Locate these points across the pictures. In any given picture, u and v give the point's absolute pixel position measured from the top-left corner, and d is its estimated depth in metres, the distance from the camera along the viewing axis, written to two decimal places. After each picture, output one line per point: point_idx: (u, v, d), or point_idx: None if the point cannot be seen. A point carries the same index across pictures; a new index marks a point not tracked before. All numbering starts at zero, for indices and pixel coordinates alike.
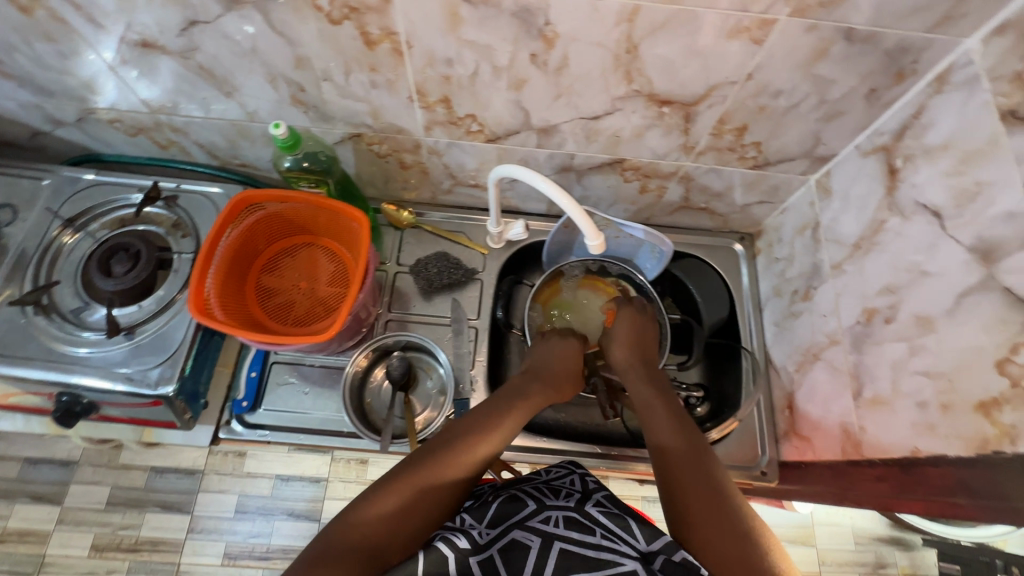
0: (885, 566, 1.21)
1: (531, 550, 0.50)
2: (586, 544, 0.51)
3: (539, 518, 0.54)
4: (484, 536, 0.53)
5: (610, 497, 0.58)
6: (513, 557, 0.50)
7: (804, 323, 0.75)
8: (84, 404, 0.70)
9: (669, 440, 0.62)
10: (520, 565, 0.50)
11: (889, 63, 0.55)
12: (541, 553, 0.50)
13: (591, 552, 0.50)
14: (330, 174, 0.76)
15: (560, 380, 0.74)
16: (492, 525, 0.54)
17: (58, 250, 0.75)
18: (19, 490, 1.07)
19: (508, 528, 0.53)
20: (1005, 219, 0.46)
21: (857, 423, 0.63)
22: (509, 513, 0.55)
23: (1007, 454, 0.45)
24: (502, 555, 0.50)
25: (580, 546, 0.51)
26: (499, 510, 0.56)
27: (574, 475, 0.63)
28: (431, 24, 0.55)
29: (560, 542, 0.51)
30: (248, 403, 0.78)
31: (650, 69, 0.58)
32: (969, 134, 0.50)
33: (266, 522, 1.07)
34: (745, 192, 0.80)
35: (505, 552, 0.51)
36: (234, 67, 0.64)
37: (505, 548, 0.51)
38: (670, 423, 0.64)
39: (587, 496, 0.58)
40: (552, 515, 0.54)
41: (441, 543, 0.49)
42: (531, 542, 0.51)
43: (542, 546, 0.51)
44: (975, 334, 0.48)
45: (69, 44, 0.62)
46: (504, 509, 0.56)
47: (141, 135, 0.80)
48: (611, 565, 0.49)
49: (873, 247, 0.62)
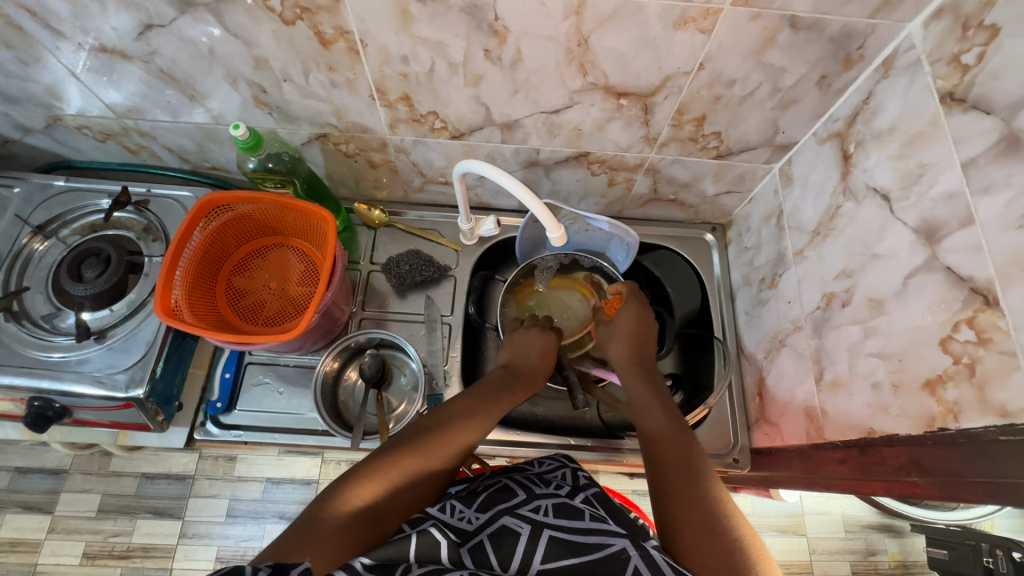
0: (876, 553, 1.23)
1: (521, 536, 0.51)
2: (575, 527, 0.51)
3: (528, 508, 0.54)
4: (474, 521, 0.54)
5: (599, 494, 0.58)
6: (503, 544, 0.50)
7: (771, 310, 0.75)
8: (57, 408, 0.70)
9: (660, 430, 0.61)
10: (510, 551, 0.50)
11: (836, 49, 0.55)
12: (530, 538, 0.50)
13: (580, 535, 0.50)
14: (295, 173, 0.78)
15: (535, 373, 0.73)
16: (483, 514, 0.54)
17: (29, 256, 0.76)
18: (9, 500, 1.13)
19: (497, 516, 0.54)
20: (946, 199, 0.46)
21: (820, 407, 0.63)
22: (500, 503, 0.55)
23: (952, 431, 0.46)
24: (492, 542, 0.51)
25: (569, 531, 0.51)
26: (489, 501, 0.56)
27: (565, 470, 0.64)
28: (383, 23, 0.56)
29: (549, 528, 0.51)
30: (222, 404, 0.78)
31: (603, 61, 0.59)
32: (913, 117, 0.51)
33: (257, 525, 1.14)
34: (712, 183, 0.81)
35: (494, 539, 0.51)
36: (195, 70, 0.64)
37: (494, 534, 0.51)
38: (662, 412, 0.64)
39: (578, 489, 0.59)
40: (542, 505, 0.54)
41: (433, 528, 0.49)
42: (521, 528, 0.51)
43: (531, 532, 0.51)
44: (921, 314, 0.49)
45: (29, 52, 0.63)
46: (493, 498, 0.56)
47: (110, 141, 0.80)
48: (600, 545, 0.49)
49: (830, 232, 0.63)
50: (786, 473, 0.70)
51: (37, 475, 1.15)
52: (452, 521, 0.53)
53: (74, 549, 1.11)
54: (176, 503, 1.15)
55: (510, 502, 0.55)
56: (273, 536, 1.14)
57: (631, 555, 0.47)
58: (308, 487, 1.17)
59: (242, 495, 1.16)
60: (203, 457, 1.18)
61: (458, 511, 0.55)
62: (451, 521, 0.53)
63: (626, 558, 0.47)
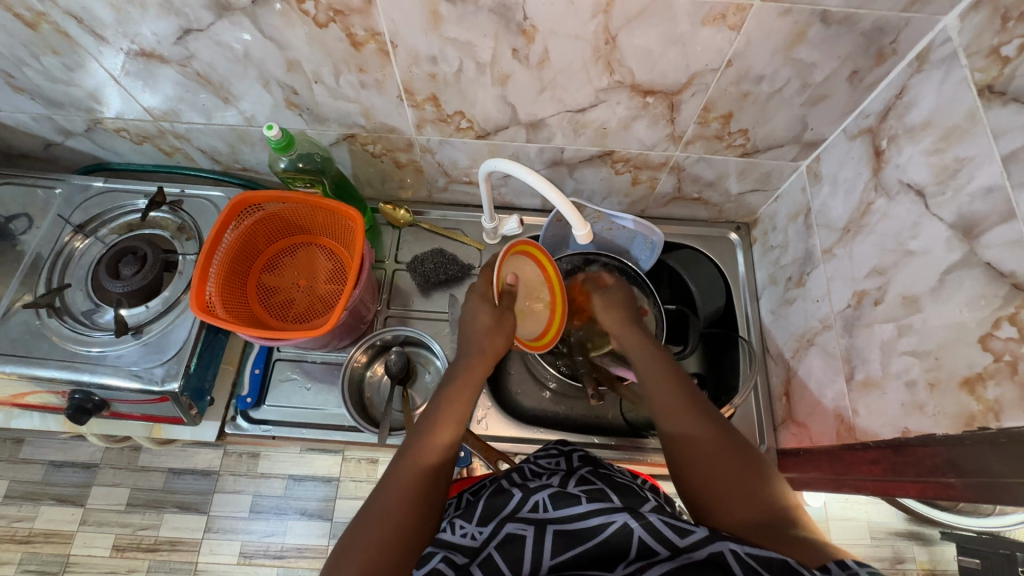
0: (904, 561, 1.20)
1: (527, 539, 0.49)
2: (575, 515, 0.50)
3: (529, 509, 0.52)
4: (479, 536, 0.52)
5: (593, 471, 0.60)
6: (512, 550, 0.49)
7: (798, 309, 0.75)
8: (96, 401, 0.73)
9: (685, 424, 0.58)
10: (519, 554, 0.49)
11: (867, 44, 0.55)
12: (537, 538, 0.49)
13: (581, 521, 0.49)
14: (324, 173, 0.79)
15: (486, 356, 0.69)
16: (487, 527, 0.53)
17: (70, 254, 0.79)
18: (44, 492, 1.17)
19: (501, 525, 0.52)
20: (984, 194, 0.46)
21: (850, 407, 0.62)
22: (501, 509, 0.53)
23: (992, 430, 0.45)
24: (500, 549, 0.49)
25: (570, 521, 0.50)
26: (489, 508, 0.54)
27: (560, 457, 0.64)
28: (414, 23, 0.57)
29: (551, 523, 0.50)
30: (251, 399, 0.80)
31: (630, 59, 0.59)
32: (949, 111, 0.50)
33: (281, 521, 1.16)
34: (737, 181, 0.80)
35: (502, 547, 0.49)
36: (230, 73, 0.66)
37: (501, 543, 0.50)
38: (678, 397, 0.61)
39: (572, 473, 0.60)
40: (540, 501, 0.52)
41: (441, 564, 0.48)
42: (526, 532, 0.50)
43: (536, 532, 0.50)
44: (958, 311, 0.48)
45: (74, 57, 0.65)
46: (493, 504, 0.54)
47: (146, 142, 0.83)
48: (602, 526, 0.48)
49: (861, 230, 0.62)
50: (813, 474, 0.69)
51: (71, 468, 1.19)
52: (456, 540, 0.52)
53: (104, 541, 1.14)
54: (202, 498, 1.18)
55: (509, 507, 0.53)
56: (296, 532, 1.16)
57: (634, 528, 0.47)
58: (330, 485, 1.19)
59: (265, 491, 1.18)
60: (228, 453, 1.21)
61: (460, 527, 0.53)
62: (455, 540, 0.52)
63: (630, 531, 0.47)
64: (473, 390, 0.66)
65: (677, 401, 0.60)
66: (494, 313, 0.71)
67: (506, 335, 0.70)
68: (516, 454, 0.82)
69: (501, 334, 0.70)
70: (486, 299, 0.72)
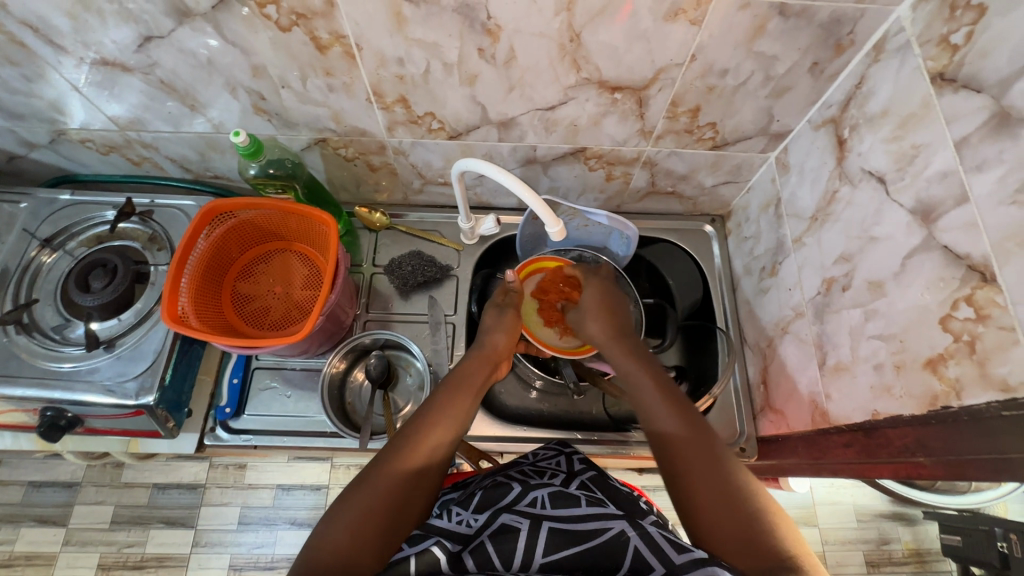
0: (889, 542, 1.23)
1: (520, 532, 0.50)
2: (573, 516, 0.51)
3: (526, 503, 0.53)
4: (473, 524, 0.52)
5: (595, 477, 0.60)
6: (503, 541, 0.49)
7: (772, 299, 0.76)
8: (68, 417, 0.71)
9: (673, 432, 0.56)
10: (511, 548, 0.48)
11: (826, 35, 0.56)
12: (531, 532, 0.50)
13: (578, 522, 0.50)
14: (296, 178, 0.77)
15: (497, 356, 0.71)
16: (482, 515, 0.53)
17: (37, 269, 0.77)
18: (24, 514, 1.14)
19: (496, 516, 0.52)
20: (940, 179, 0.47)
21: (823, 392, 0.63)
22: (498, 500, 0.55)
23: (954, 408, 0.46)
24: (492, 540, 0.49)
25: (568, 521, 0.51)
26: (486, 499, 0.55)
27: (560, 457, 0.65)
28: (378, 25, 0.56)
29: (547, 520, 0.51)
30: (230, 409, 0.79)
31: (596, 56, 0.60)
32: (905, 100, 0.51)
33: (270, 531, 1.15)
34: (709, 174, 0.81)
35: (494, 538, 0.49)
36: (194, 80, 0.65)
37: (495, 533, 0.50)
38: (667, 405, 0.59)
39: (573, 476, 0.60)
40: (538, 497, 0.54)
41: (434, 547, 0.48)
42: (520, 524, 0.50)
43: (530, 526, 0.50)
44: (920, 293, 0.49)
45: (32, 67, 0.64)
46: (490, 495, 0.55)
47: (113, 153, 0.81)
48: (599, 529, 0.49)
49: (827, 218, 0.63)
50: (792, 461, 0.70)
51: (51, 488, 1.16)
52: (450, 527, 0.52)
53: (89, 561, 1.12)
54: (188, 512, 1.16)
55: (508, 498, 0.55)
56: (286, 542, 1.15)
57: (631, 536, 0.48)
58: (319, 493, 1.18)
59: (254, 502, 1.17)
60: (214, 465, 1.19)
61: (456, 514, 0.54)
62: (450, 526, 0.53)
63: (626, 540, 0.48)
64: (481, 379, 0.67)
65: (670, 411, 0.58)
66: (497, 313, 0.76)
67: (507, 334, 0.73)
68: (501, 454, 0.81)
69: (502, 331, 0.73)
70: (494, 303, 0.78)
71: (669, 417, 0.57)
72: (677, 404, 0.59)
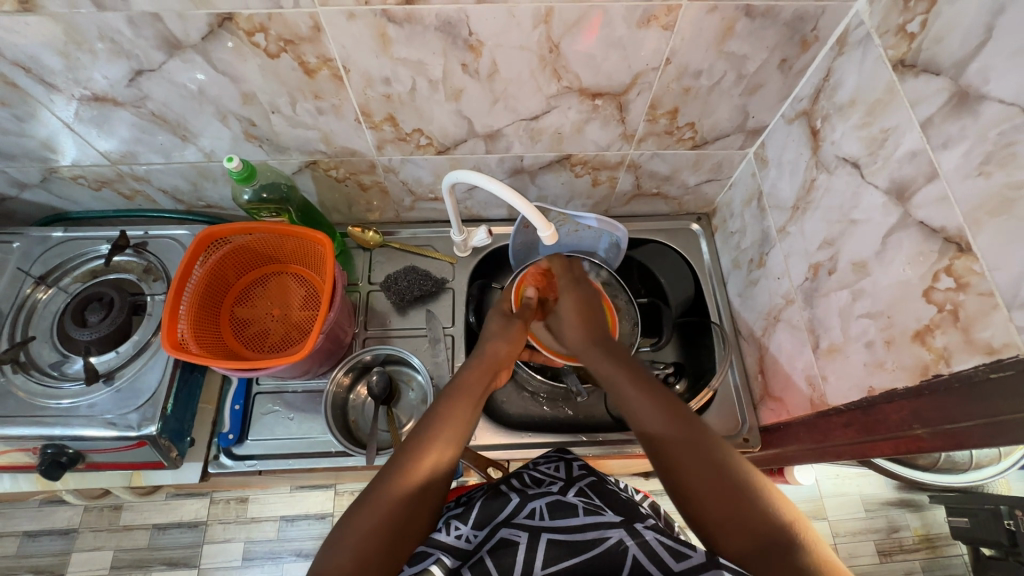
0: (898, 529, 1.23)
1: (519, 545, 0.50)
2: (572, 527, 0.51)
3: (524, 515, 0.54)
4: (473, 539, 0.53)
5: (594, 483, 0.60)
6: (502, 554, 0.49)
7: (763, 289, 0.77)
8: (70, 454, 0.70)
9: (658, 430, 0.57)
10: (510, 561, 0.48)
11: (791, 33, 0.59)
12: (529, 545, 0.50)
13: (576, 534, 0.50)
14: (290, 201, 0.79)
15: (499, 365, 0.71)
16: (482, 531, 0.54)
17: (33, 306, 0.77)
18: (19, 565, 1.11)
19: (495, 530, 0.53)
20: (910, 158, 0.49)
21: (819, 374, 0.65)
22: (496, 513, 0.55)
23: (945, 375, 0.47)
24: (492, 554, 0.49)
25: (566, 531, 0.51)
26: (485, 513, 0.55)
27: (558, 463, 0.65)
28: (363, 47, 0.58)
29: (547, 532, 0.51)
30: (233, 435, 0.78)
31: (575, 65, 0.62)
32: (870, 88, 0.54)
33: (275, 564, 1.12)
34: (692, 173, 0.84)
35: (494, 552, 0.49)
36: (186, 111, 0.67)
37: (494, 548, 0.50)
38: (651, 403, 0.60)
39: (571, 483, 0.60)
40: (536, 508, 0.54)
41: (434, 566, 0.49)
42: (519, 537, 0.51)
43: (529, 539, 0.50)
44: (902, 269, 0.51)
45: (23, 107, 0.65)
46: (489, 508, 0.55)
47: (105, 188, 0.82)
48: (598, 540, 0.49)
49: (808, 206, 0.65)
50: (795, 447, 0.70)
51: (46, 537, 1.14)
52: (450, 542, 0.52)
53: None
54: (190, 551, 1.14)
55: (505, 511, 0.55)
56: None
57: (628, 546, 0.48)
58: (324, 522, 1.16)
59: (258, 536, 1.15)
60: (215, 501, 1.18)
61: (455, 528, 0.54)
62: (449, 541, 0.53)
63: (625, 550, 0.48)
64: (479, 391, 0.66)
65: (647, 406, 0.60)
66: (504, 321, 0.76)
67: (511, 343, 0.73)
68: (508, 462, 0.81)
69: (507, 341, 0.73)
70: (500, 311, 0.79)
71: (649, 412, 0.59)
72: (661, 402, 0.60)
